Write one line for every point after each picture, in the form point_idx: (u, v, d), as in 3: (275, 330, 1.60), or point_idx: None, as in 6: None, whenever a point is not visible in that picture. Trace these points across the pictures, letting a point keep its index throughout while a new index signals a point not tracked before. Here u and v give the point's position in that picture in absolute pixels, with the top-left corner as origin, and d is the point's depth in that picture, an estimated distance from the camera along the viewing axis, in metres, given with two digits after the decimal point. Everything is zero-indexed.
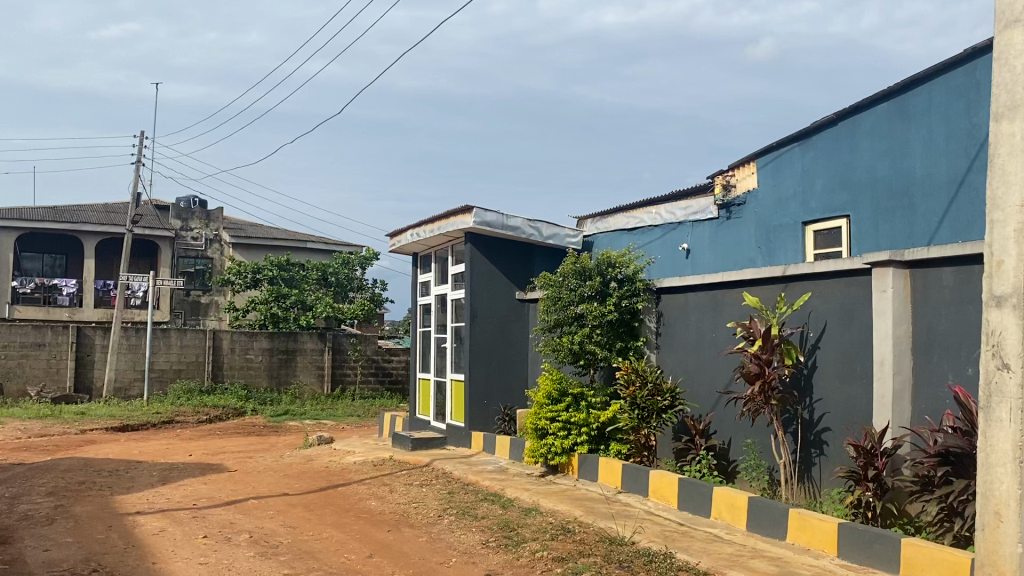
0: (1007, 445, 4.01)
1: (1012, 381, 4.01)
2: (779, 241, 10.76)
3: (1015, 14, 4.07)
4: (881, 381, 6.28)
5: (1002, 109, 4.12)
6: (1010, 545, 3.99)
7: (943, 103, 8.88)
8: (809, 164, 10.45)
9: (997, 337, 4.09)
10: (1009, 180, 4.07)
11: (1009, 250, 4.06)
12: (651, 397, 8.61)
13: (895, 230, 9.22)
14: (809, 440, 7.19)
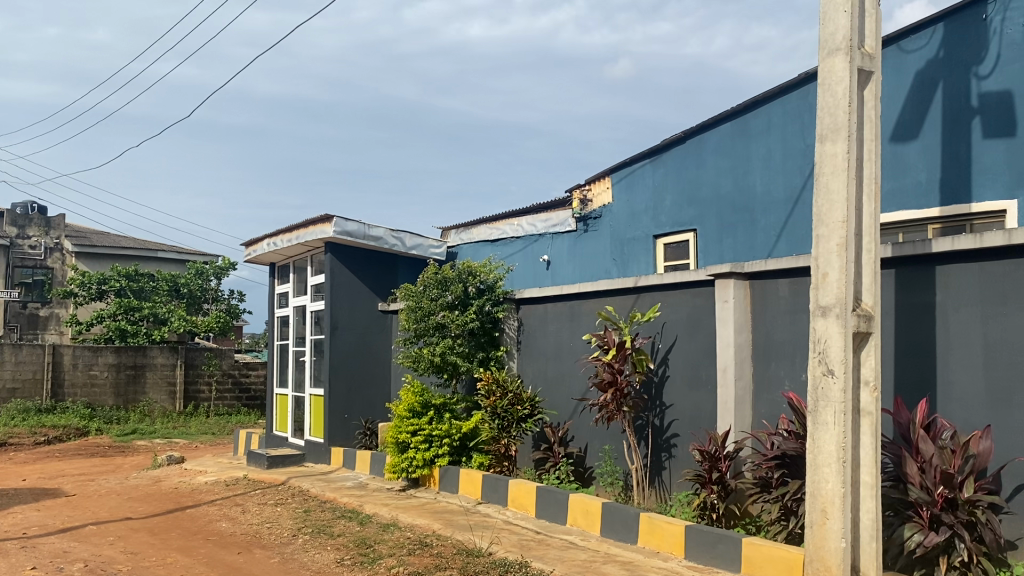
0: (832, 447, 4.27)
1: (835, 386, 4.27)
2: (632, 254, 11.18)
3: (837, 42, 4.36)
4: (725, 388, 6.58)
5: (826, 131, 4.40)
6: (835, 540, 4.24)
7: (779, 126, 9.37)
8: (659, 181, 10.87)
9: (823, 345, 4.35)
10: (832, 198, 4.35)
11: (833, 263, 4.33)
12: (513, 406, 8.78)
13: (738, 243, 9.75)
14: (660, 445, 7.44)
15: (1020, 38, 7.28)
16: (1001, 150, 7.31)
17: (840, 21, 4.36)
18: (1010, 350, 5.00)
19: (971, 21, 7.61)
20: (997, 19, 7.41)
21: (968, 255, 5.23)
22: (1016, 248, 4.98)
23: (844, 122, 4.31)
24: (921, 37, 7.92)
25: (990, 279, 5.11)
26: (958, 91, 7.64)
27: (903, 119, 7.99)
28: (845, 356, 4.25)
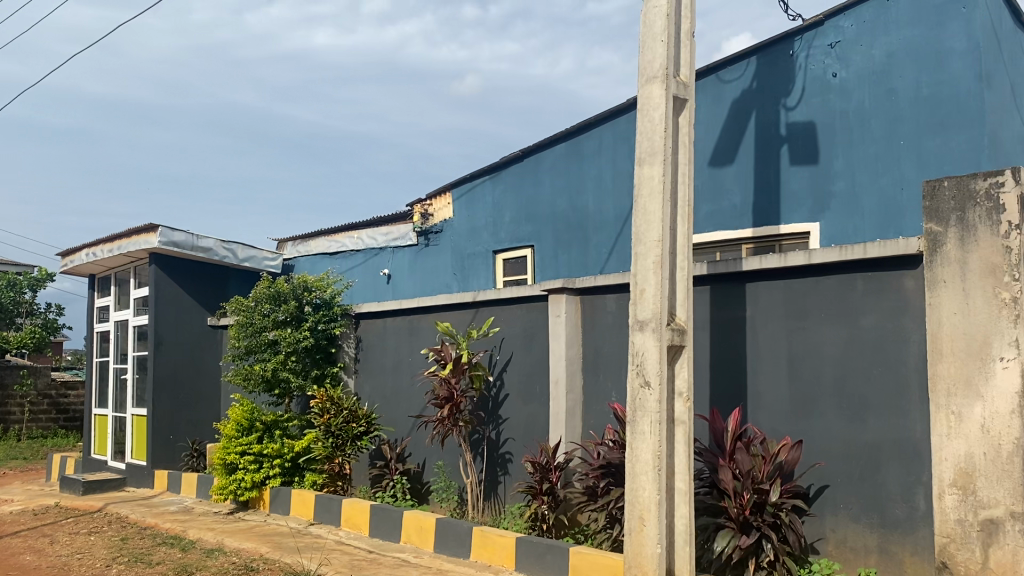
0: (648, 455, 4.45)
1: (651, 397, 4.46)
2: (472, 268, 11.30)
3: (654, 71, 4.58)
4: (556, 400, 6.73)
5: (644, 155, 4.60)
6: (651, 546, 4.41)
7: (611, 148, 9.70)
8: (498, 197, 11.03)
9: (640, 357, 4.54)
10: (649, 218, 4.56)
11: (650, 280, 4.53)
12: (347, 424, 8.51)
13: (572, 259, 10.05)
14: (494, 460, 7.51)
15: (822, 73, 7.95)
16: (806, 176, 7.99)
17: (657, 51, 4.58)
18: (810, 362, 5.40)
19: (779, 56, 8.22)
20: (803, 55, 8.07)
21: (774, 274, 5.61)
22: (815, 267, 5.39)
23: (660, 146, 4.53)
24: (737, 68, 8.43)
25: (793, 296, 5.51)
26: (769, 120, 8.20)
27: (720, 144, 8.46)
28: (660, 367, 4.45)
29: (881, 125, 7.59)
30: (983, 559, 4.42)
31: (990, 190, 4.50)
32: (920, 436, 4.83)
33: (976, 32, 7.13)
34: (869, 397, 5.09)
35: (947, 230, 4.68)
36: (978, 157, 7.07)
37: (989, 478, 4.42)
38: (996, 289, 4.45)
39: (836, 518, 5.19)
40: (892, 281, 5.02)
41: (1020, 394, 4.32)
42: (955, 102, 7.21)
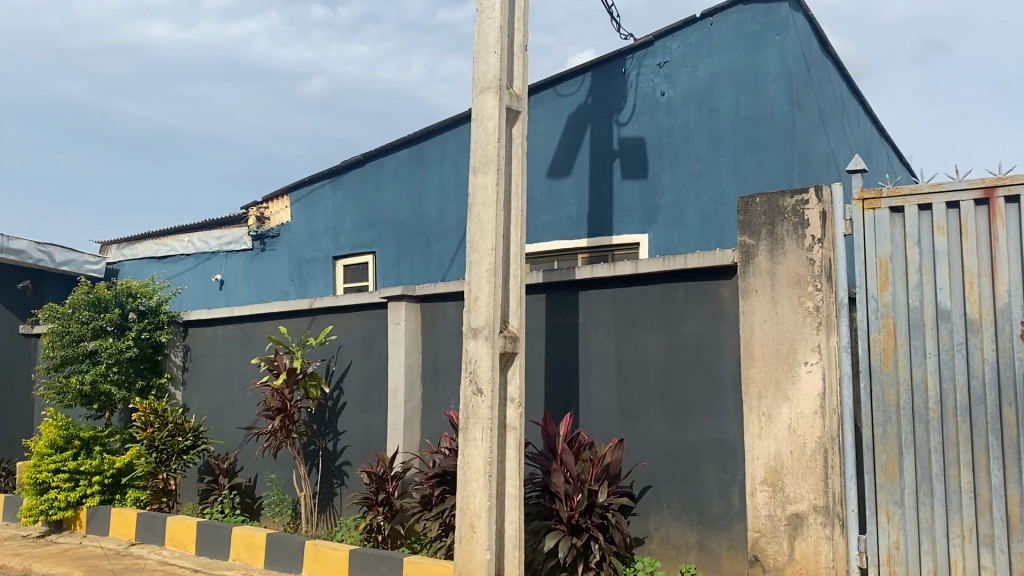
0: (479, 462, 4.48)
1: (483, 404, 4.49)
2: (311, 275, 11.04)
3: (488, 81, 4.63)
4: (394, 409, 6.66)
5: (478, 164, 4.63)
6: (481, 552, 4.44)
7: (453, 155, 9.72)
8: (338, 202, 10.83)
9: (473, 365, 4.56)
10: (483, 227, 4.58)
11: (483, 287, 4.55)
12: (173, 438, 8.09)
13: (413, 265, 10.03)
14: (330, 471, 7.34)
15: (650, 92, 8.32)
16: (635, 190, 8.35)
17: (491, 62, 4.64)
18: (636, 367, 5.61)
19: (612, 73, 8.55)
20: (633, 73, 8.42)
21: (605, 283, 5.80)
22: (641, 277, 5.61)
23: (494, 156, 4.57)
24: (573, 83, 8.68)
25: (621, 304, 5.72)
26: (602, 135, 8.50)
27: (558, 156, 8.71)
28: (492, 374, 4.49)
29: (704, 143, 8.01)
30: (789, 551, 4.73)
31: (796, 206, 4.85)
32: (735, 436, 5.13)
33: (787, 60, 7.64)
34: (689, 400, 5.34)
35: (758, 243, 4.99)
36: (789, 175, 7.56)
37: (794, 474, 4.75)
38: (800, 298, 4.79)
39: (659, 517, 5.42)
40: (710, 290, 5.30)
41: (822, 395, 4.67)
42: (769, 123, 7.69)
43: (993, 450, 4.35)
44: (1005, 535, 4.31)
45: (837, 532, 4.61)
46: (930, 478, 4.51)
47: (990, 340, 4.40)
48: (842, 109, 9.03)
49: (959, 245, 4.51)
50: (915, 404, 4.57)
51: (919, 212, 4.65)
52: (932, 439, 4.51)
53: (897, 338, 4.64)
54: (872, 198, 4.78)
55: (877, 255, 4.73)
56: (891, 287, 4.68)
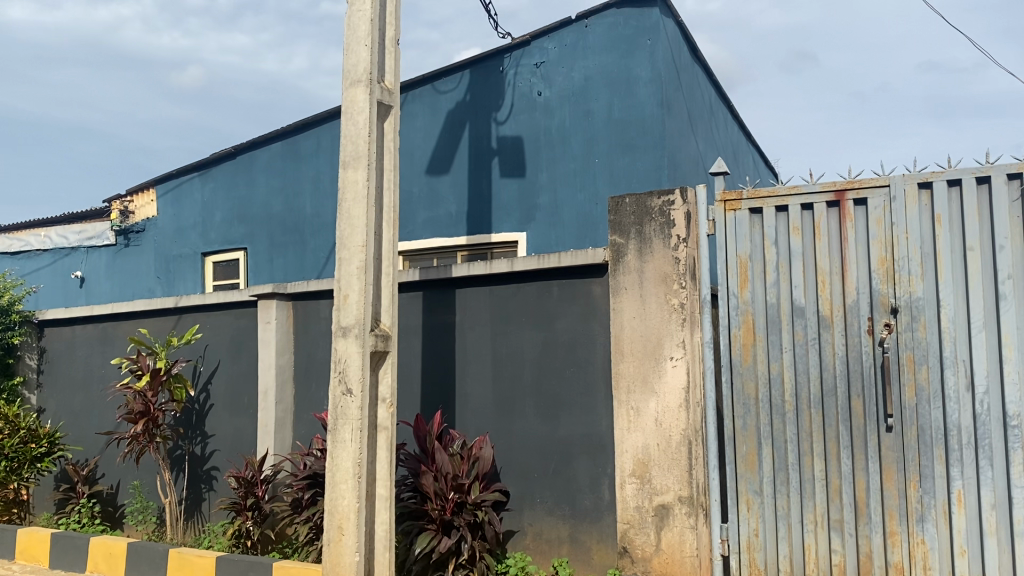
0: (349, 464, 4.40)
1: (353, 404, 4.41)
2: (179, 272, 10.62)
3: (358, 74, 4.55)
4: (264, 411, 6.46)
5: (348, 158, 4.54)
6: (350, 554, 4.36)
7: (329, 149, 9.51)
8: (208, 196, 10.43)
9: (342, 364, 4.47)
10: (353, 222, 4.50)
11: (353, 285, 4.47)
12: (25, 445, 7.58)
13: (287, 262, 9.77)
14: (197, 476, 7.06)
15: (528, 91, 8.39)
16: (513, 188, 8.41)
17: (361, 55, 4.56)
18: (512, 364, 5.64)
19: (489, 71, 8.56)
20: (511, 72, 8.47)
21: (480, 280, 5.81)
22: (516, 274, 5.64)
23: (364, 151, 4.49)
24: (451, 80, 8.66)
25: (497, 301, 5.74)
26: (481, 133, 8.52)
27: (436, 152, 8.69)
28: (362, 375, 4.41)
29: (579, 143, 8.14)
30: (656, 541, 4.87)
31: (664, 207, 4.99)
32: (605, 431, 5.24)
33: (658, 64, 7.85)
34: (562, 397, 5.42)
35: (627, 242, 5.11)
36: (659, 177, 7.78)
37: (661, 466, 4.89)
38: (667, 296, 4.94)
39: (533, 513, 5.47)
40: (582, 288, 5.39)
41: (686, 389, 4.83)
42: (641, 125, 7.89)
43: (842, 440, 4.60)
44: (853, 520, 4.56)
45: (700, 521, 4.78)
46: (786, 467, 4.73)
47: (840, 335, 4.65)
48: (710, 114, 9.37)
49: (812, 245, 4.75)
50: (772, 396, 4.79)
51: (776, 213, 4.86)
52: (787, 430, 4.73)
53: (756, 334, 4.85)
54: (733, 200, 4.97)
55: (737, 254, 4.92)
56: (750, 285, 4.88)
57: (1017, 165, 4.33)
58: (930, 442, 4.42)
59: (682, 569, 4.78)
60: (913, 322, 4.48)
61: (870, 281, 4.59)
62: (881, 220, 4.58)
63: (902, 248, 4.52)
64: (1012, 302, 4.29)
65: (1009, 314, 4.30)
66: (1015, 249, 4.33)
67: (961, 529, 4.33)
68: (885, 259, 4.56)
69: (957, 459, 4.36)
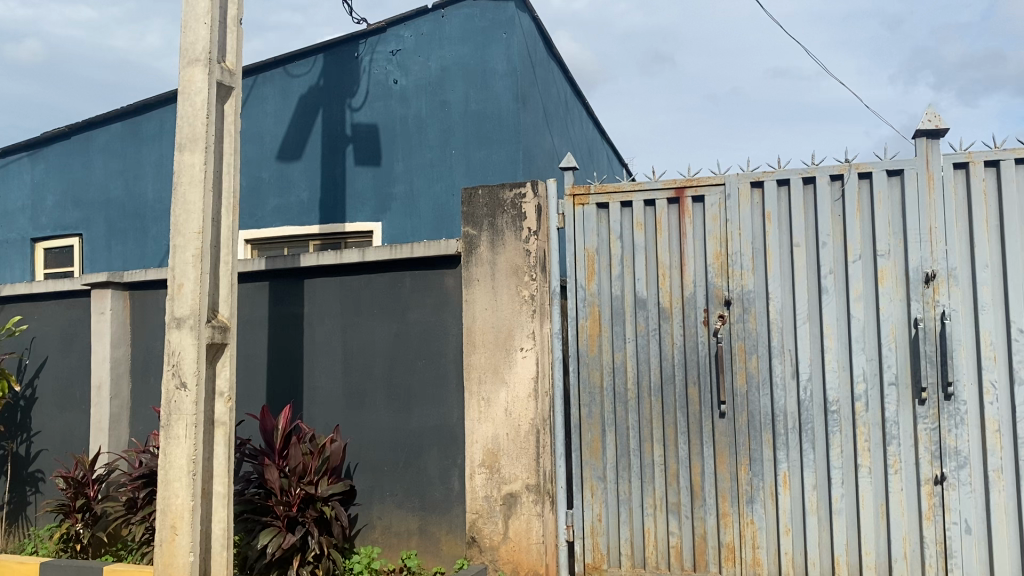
0: (183, 461, 4.21)
1: (187, 399, 4.22)
2: (5, 258, 9.91)
3: (196, 53, 4.34)
4: (97, 406, 6.09)
5: (184, 141, 4.32)
6: (183, 555, 4.18)
7: (172, 131, 9.05)
8: (39, 178, 9.76)
9: (176, 357, 4.26)
10: (189, 208, 4.29)
11: (188, 274, 4.27)
12: None
13: (127, 250, 9.27)
14: (21, 478, 6.58)
15: (383, 79, 8.28)
16: (368, 177, 8.29)
17: (200, 32, 4.35)
18: (360, 356, 5.55)
19: (344, 57, 8.38)
20: (366, 58, 8.33)
21: (330, 271, 5.69)
22: (367, 265, 5.55)
23: (202, 133, 4.29)
24: (305, 64, 8.44)
25: (348, 292, 5.62)
26: (334, 120, 8.35)
27: (288, 139, 8.48)
28: (198, 368, 4.23)
29: (436, 133, 8.11)
30: (503, 530, 4.92)
31: (515, 199, 5.03)
32: (456, 422, 5.23)
33: (514, 57, 7.90)
34: (413, 389, 5.37)
35: (480, 233, 5.11)
36: (514, 169, 7.84)
37: (509, 456, 4.94)
38: (518, 288, 4.99)
39: (382, 506, 5.41)
40: (435, 279, 5.36)
41: (535, 379, 4.90)
42: (496, 118, 7.93)
43: (680, 426, 4.80)
44: (689, 502, 4.76)
45: (547, 508, 4.88)
46: (628, 453, 4.88)
47: (679, 326, 4.84)
48: (566, 110, 9.54)
49: (654, 240, 4.92)
50: (616, 385, 4.93)
51: (621, 208, 5.00)
52: (629, 418, 4.89)
53: (602, 325, 4.97)
54: (582, 194, 5.07)
55: (585, 247, 5.03)
56: (597, 278, 5.00)
57: (839, 167, 4.61)
58: (759, 427, 4.67)
59: (528, 556, 4.86)
60: (744, 314, 4.72)
61: (707, 275, 4.80)
62: (716, 217, 4.79)
63: (735, 243, 4.75)
64: (832, 295, 4.57)
65: (831, 306, 4.58)
66: (836, 246, 4.61)
67: (786, 509, 4.60)
68: (720, 254, 4.78)
69: (783, 442, 4.62)
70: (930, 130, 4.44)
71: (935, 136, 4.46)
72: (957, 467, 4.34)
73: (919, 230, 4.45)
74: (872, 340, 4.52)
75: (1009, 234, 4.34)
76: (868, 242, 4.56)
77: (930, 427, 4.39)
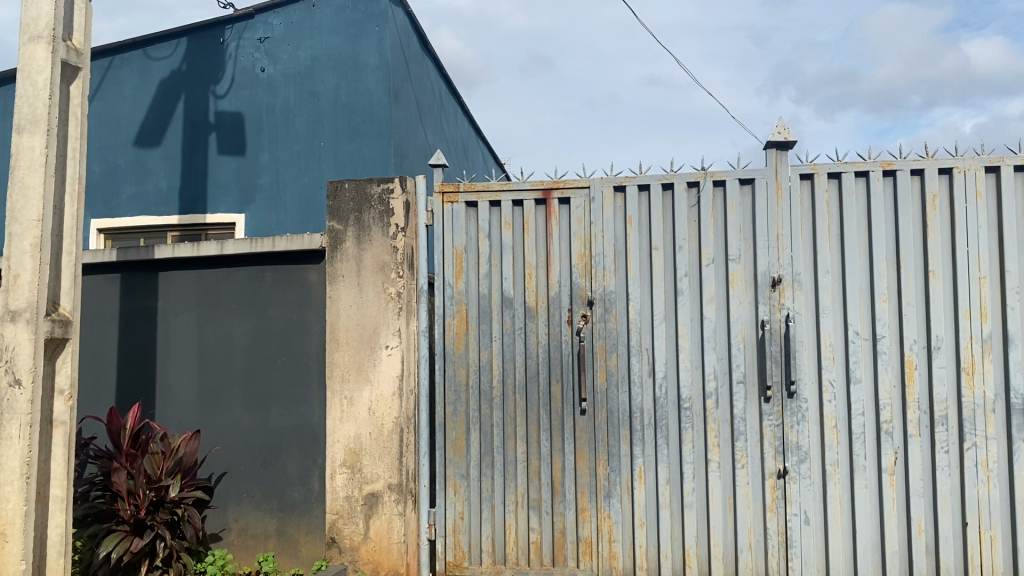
0: (15, 463, 3.95)
1: (22, 397, 3.96)
2: None
3: (38, 29, 4.07)
4: None
5: (23, 122, 4.05)
6: (14, 564, 3.91)
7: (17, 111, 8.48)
8: None
9: (10, 353, 3.99)
10: (28, 194, 4.02)
11: (25, 264, 4.00)
12: None
13: None
14: None
15: (250, 66, 8.03)
16: (232, 167, 8.02)
17: (43, 8, 4.09)
18: (218, 353, 5.35)
19: (208, 42, 8.06)
20: (232, 44, 8.04)
21: (187, 263, 5.47)
22: (226, 258, 5.36)
23: (43, 114, 4.03)
24: (166, 47, 8.07)
25: (205, 286, 5.42)
26: (197, 106, 8.02)
27: (147, 124, 8.10)
28: (34, 364, 3.97)
29: (304, 125, 7.93)
30: (364, 530, 4.85)
31: (382, 195, 4.98)
32: (316, 421, 5.12)
33: (386, 51, 7.81)
34: (273, 387, 5.22)
35: (346, 229, 5.01)
36: (385, 165, 7.76)
37: (372, 455, 4.87)
38: (384, 285, 4.92)
39: (238, 507, 5.23)
40: (297, 274, 5.23)
41: (400, 377, 4.86)
42: (367, 112, 7.83)
43: (542, 423, 4.87)
44: (549, 498, 4.84)
45: (409, 507, 4.85)
46: (492, 450, 4.92)
47: (543, 325, 4.91)
48: (440, 106, 9.52)
49: (521, 240, 4.97)
50: (481, 383, 4.95)
51: (490, 208, 5.03)
52: (494, 416, 4.92)
53: (468, 323, 4.99)
54: (450, 192, 5.06)
55: (453, 245, 5.03)
56: (464, 276, 5.01)
57: (695, 174, 4.79)
58: (617, 423, 4.80)
59: (389, 556, 4.81)
60: (606, 313, 4.84)
61: (571, 275, 4.89)
62: (581, 219, 4.89)
63: (599, 245, 4.86)
64: (687, 297, 4.75)
65: (685, 307, 4.75)
66: (691, 250, 4.79)
67: (641, 503, 4.74)
68: (584, 255, 4.88)
69: (639, 438, 4.77)
70: (779, 142, 4.68)
71: (784, 148, 4.70)
72: (798, 462, 4.59)
73: (767, 236, 4.68)
74: (723, 340, 4.73)
75: (847, 242, 4.62)
76: (720, 247, 4.76)
77: (774, 424, 4.63)
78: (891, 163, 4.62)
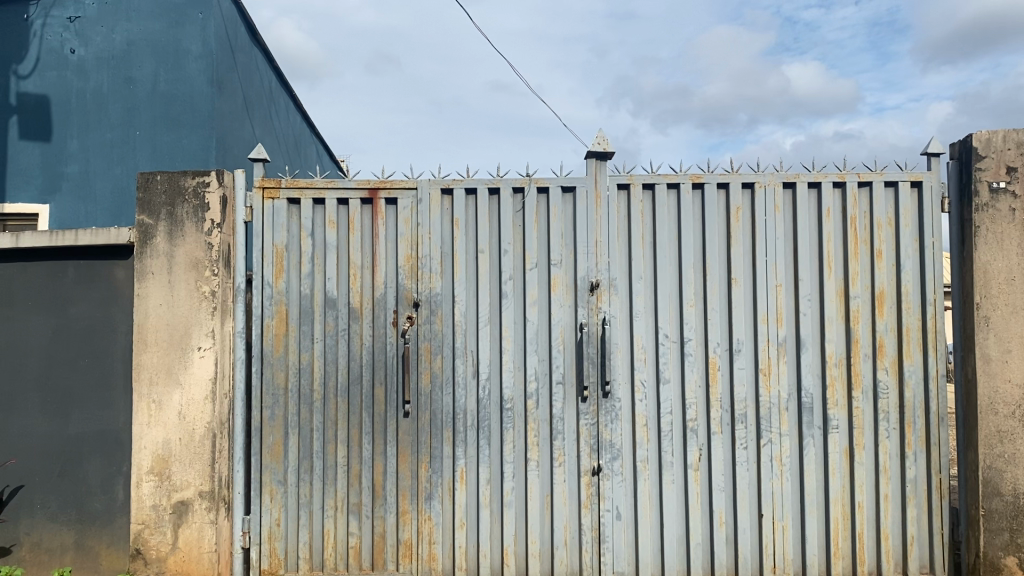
0: None
1: None
2: None
3: None
4: None
5: None
6: None
7: None
8: None
9: None
10: None
11: None
12: None
13: None
14: None
15: (58, 46, 7.47)
16: (36, 153, 7.44)
17: None
18: (10, 353, 4.94)
19: (10, 18, 7.45)
20: (37, 22, 7.46)
21: None
22: (22, 251, 4.96)
23: None
24: None
25: None
26: None
27: None
28: None
29: (118, 112, 7.48)
30: (172, 540, 4.62)
31: (197, 188, 4.77)
32: (122, 426, 4.83)
33: (209, 40, 7.48)
34: (72, 390, 4.88)
35: (156, 223, 4.76)
36: (206, 157, 7.44)
37: (181, 462, 4.66)
38: (197, 284, 4.71)
39: (31, 520, 4.87)
40: (103, 271, 4.91)
41: (213, 380, 4.67)
42: (188, 101, 7.48)
43: (364, 426, 4.81)
44: (370, 502, 4.79)
45: (221, 515, 4.67)
46: (311, 455, 4.82)
47: (368, 326, 4.86)
48: (269, 99, 9.22)
49: (346, 239, 4.90)
50: (301, 385, 4.84)
51: (313, 206, 4.92)
52: (313, 419, 4.82)
53: (289, 325, 4.86)
54: (271, 188, 4.91)
55: (273, 244, 4.89)
56: (285, 275, 4.88)
57: (520, 180, 4.88)
58: (440, 425, 4.82)
59: (198, 566, 4.60)
60: (431, 315, 4.84)
61: (397, 276, 4.87)
62: (408, 220, 4.87)
63: (425, 246, 4.86)
64: (510, 299, 4.84)
65: (509, 310, 4.84)
66: (516, 254, 4.88)
67: (462, 503, 4.78)
68: (410, 257, 4.86)
69: (462, 439, 4.81)
70: (599, 152, 4.85)
71: (603, 158, 4.88)
72: (611, 459, 4.78)
73: (587, 243, 4.84)
74: (543, 342, 4.85)
75: (660, 249, 4.86)
76: (543, 252, 4.89)
77: (590, 422, 4.79)
78: (700, 177, 4.89)
